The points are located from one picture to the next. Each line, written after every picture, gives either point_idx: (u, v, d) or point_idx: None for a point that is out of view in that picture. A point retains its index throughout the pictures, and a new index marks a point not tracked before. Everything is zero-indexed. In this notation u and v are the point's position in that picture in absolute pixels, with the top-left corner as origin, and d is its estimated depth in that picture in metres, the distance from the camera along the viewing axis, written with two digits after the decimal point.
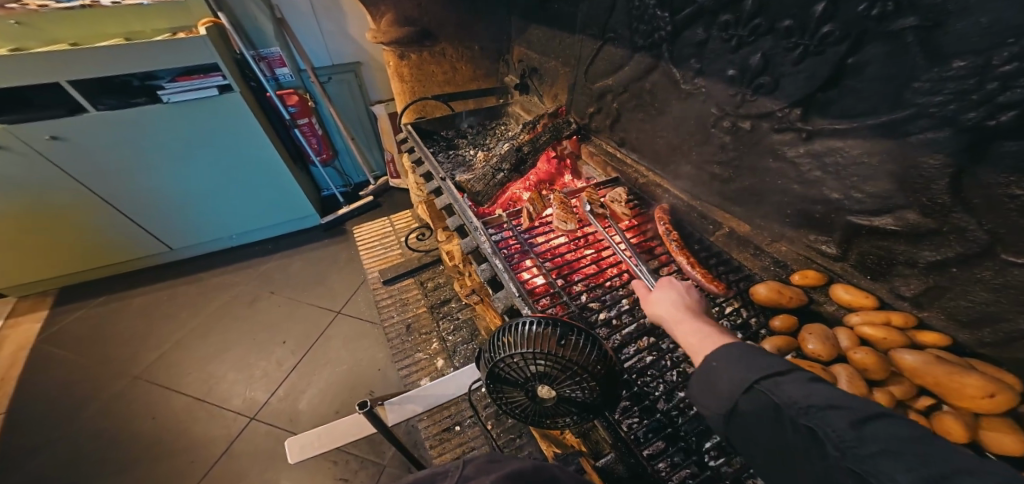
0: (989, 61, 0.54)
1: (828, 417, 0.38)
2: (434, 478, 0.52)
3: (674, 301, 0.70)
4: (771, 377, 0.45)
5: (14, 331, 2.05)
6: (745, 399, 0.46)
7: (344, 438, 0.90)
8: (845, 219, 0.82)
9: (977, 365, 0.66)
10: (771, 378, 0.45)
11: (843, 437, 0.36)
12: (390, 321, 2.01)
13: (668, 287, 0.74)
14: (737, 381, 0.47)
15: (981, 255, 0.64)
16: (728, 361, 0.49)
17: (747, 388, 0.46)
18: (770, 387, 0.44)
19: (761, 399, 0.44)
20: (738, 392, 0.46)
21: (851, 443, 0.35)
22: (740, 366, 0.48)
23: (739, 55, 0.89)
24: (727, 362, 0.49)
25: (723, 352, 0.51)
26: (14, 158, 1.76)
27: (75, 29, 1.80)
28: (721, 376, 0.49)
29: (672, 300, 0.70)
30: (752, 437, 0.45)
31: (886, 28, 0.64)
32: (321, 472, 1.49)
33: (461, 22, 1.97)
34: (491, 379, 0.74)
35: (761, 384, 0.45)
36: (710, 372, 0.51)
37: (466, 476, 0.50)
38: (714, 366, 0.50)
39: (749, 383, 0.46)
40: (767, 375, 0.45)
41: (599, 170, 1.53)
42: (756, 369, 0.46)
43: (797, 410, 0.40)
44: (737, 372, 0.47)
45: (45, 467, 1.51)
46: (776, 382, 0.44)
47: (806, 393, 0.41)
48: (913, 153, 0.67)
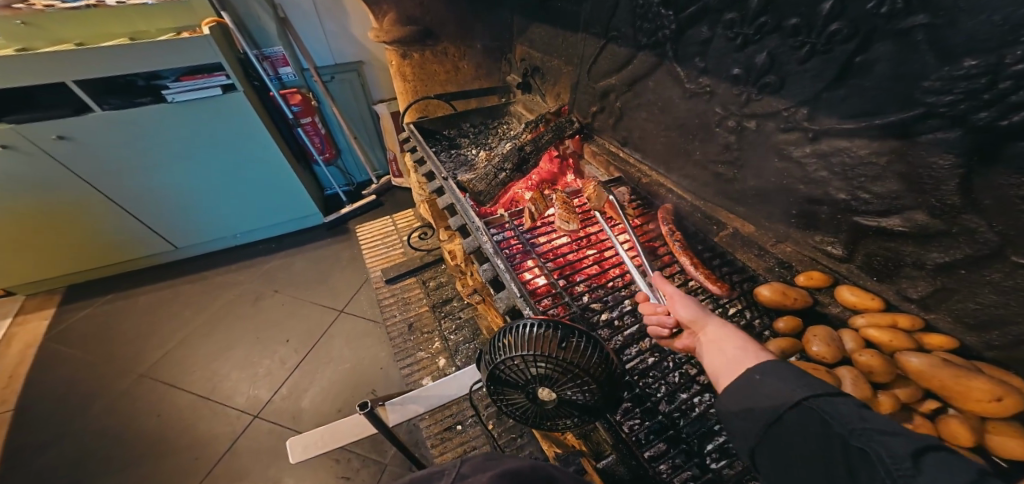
0: (1002, 59, 0.53)
1: (885, 441, 0.36)
2: (432, 477, 0.51)
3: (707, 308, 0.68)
4: (824, 396, 0.44)
5: (23, 328, 2.08)
6: (792, 413, 0.44)
7: (346, 438, 0.90)
8: (851, 220, 0.81)
9: (984, 369, 0.65)
10: (825, 396, 0.44)
11: (899, 463, 0.34)
12: (393, 321, 2.01)
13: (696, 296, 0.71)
14: (782, 395, 0.46)
15: (990, 257, 0.63)
16: (776, 376, 0.48)
17: (794, 403, 0.44)
18: (821, 405, 0.43)
19: (807, 415, 0.43)
20: (785, 405, 0.45)
21: (907, 470, 0.33)
22: (789, 381, 0.47)
23: (744, 54, 0.88)
24: (772, 376, 0.49)
25: (769, 367, 0.50)
26: (21, 158, 1.78)
27: (81, 29, 1.81)
28: (766, 389, 0.48)
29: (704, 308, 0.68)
30: (787, 450, 0.43)
31: (895, 26, 0.63)
32: (323, 470, 1.50)
33: (464, 21, 1.97)
34: (491, 380, 0.73)
35: (811, 400, 0.44)
36: (751, 384, 0.50)
37: (462, 475, 0.50)
38: (758, 379, 0.50)
39: (798, 398, 0.45)
40: (819, 393, 0.44)
41: (602, 170, 1.52)
42: (808, 386, 0.45)
43: (848, 429, 0.39)
44: (786, 386, 0.46)
45: (52, 463, 1.52)
46: (830, 401, 0.43)
47: (863, 416, 0.40)
48: (921, 153, 0.65)
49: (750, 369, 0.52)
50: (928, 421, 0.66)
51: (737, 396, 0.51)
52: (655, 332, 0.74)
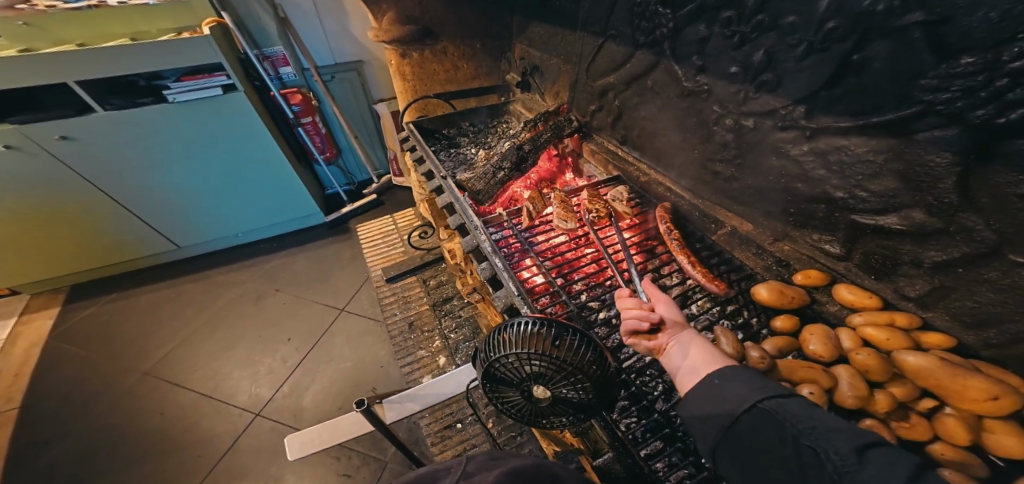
0: (999, 56, 0.52)
1: (833, 440, 0.39)
2: (436, 474, 0.52)
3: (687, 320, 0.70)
4: (775, 397, 0.46)
5: (28, 327, 2.10)
6: (747, 415, 0.46)
7: (344, 436, 0.92)
8: (849, 218, 0.81)
9: (981, 368, 0.64)
10: (775, 397, 0.46)
11: (845, 458, 0.37)
12: (393, 319, 2.02)
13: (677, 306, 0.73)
14: (738, 398, 0.48)
15: (988, 256, 0.63)
16: (730, 380, 0.51)
17: (749, 406, 0.47)
18: (773, 406, 0.45)
19: (762, 417, 0.45)
20: (739, 408, 0.47)
21: (851, 465, 0.37)
22: (745, 385, 0.49)
23: (742, 52, 0.88)
24: (730, 380, 0.51)
25: (728, 371, 0.53)
26: (25, 158, 1.80)
27: (83, 30, 1.82)
28: (723, 392, 0.51)
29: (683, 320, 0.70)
30: (745, 452, 0.45)
31: (892, 23, 0.62)
32: (324, 468, 1.51)
33: (463, 21, 1.97)
34: (486, 378, 0.74)
35: (764, 403, 0.46)
36: (709, 388, 0.52)
37: (467, 473, 0.50)
38: (717, 383, 0.52)
39: (751, 401, 0.47)
40: (771, 395, 0.47)
41: (600, 168, 1.52)
42: (761, 389, 0.48)
43: (801, 430, 0.42)
44: (740, 391, 0.49)
45: (58, 461, 1.54)
46: (779, 402, 0.46)
47: (811, 414, 0.43)
48: (918, 151, 0.65)
49: (710, 374, 0.55)
50: (925, 419, 0.66)
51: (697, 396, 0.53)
52: (631, 327, 0.66)
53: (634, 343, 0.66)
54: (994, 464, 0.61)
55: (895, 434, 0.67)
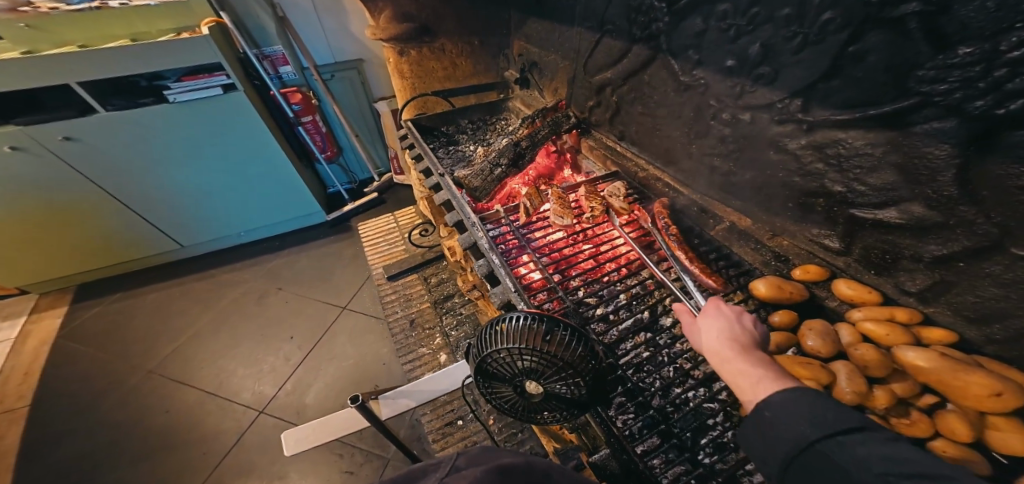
0: (997, 46, 0.52)
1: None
2: (427, 470, 0.53)
3: (719, 329, 0.63)
4: (834, 436, 0.42)
5: (37, 326, 2.13)
6: (806, 457, 0.43)
7: (339, 432, 0.92)
8: (848, 213, 0.80)
9: (983, 364, 0.64)
10: (834, 435, 0.42)
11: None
12: (394, 317, 2.03)
13: (716, 314, 0.66)
14: (793, 435, 0.45)
15: (990, 249, 0.61)
16: (786, 414, 0.47)
17: (806, 447, 0.43)
18: (832, 448, 0.41)
19: (820, 458, 0.42)
20: (796, 451, 0.44)
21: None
22: (797, 422, 0.45)
23: (737, 46, 0.87)
24: (783, 412, 0.47)
25: (778, 400, 0.48)
26: (31, 158, 1.82)
27: (86, 30, 1.84)
28: (777, 428, 0.47)
29: (718, 329, 0.63)
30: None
31: (888, 14, 0.61)
32: (328, 465, 1.52)
33: (461, 18, 1.96)
34: (479, 373, 0.74)
35: (823, 443, 0.42)
36: (764, 423, 0.48)
37: (457, 467, 0.51)
38: (768, 417, 0.48)
39: (808, 442, 0.43)
40: (830, 434, 0.42)
41: (598, 164, 1.51)
42: (816, 424, 0.44)
43: (866, 473, 0.38)
44: (795, 429, 0.45)
45: (68, 457, 1.57)
46: (841, 442, 0.41)
47: (880, 457, 0.38)
48: (917, 143, 0.64)
49: (762, 404, 0.50)
50: (925, 415, 0.66)
51: (749, 430, 0.50)
52: None
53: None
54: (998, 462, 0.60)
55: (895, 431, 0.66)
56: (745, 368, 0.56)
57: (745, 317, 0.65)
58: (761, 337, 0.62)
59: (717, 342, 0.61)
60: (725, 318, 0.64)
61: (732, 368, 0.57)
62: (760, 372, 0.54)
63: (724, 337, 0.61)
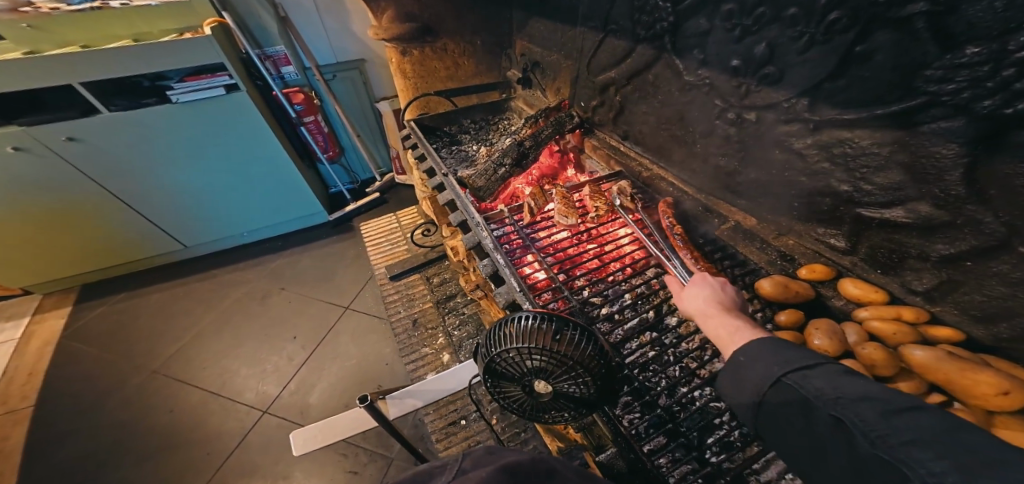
0: (1005, 46, 0.52)
1: (855, 406, 0.39)
2: (433, 471, 0.52)
3: (704, 296, 0.70)
4: (797, 370, 0.46)
5: (41, 326, 2.14)
6: (772, 391, 0.47)
7: (346, 432, 0.93)
8: (854, 212, 0.80)
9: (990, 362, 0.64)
10: (798, 370, 0.46)
11: (872, 425, 0.37)
12: (397, 317, 2.03)
13: (702, 284, 0.73)
14: (764, 373, 0.49)
15: (998, 248, 0.61)
16: (756, 356, 0.51)
17: (774, 381, 0.48)
18: (797, 381, 0.46)
19: (786, 390, 0.46)
20: (766, 385, 0.48)
21: (884, 433, 0.36)
22: (767, 362, 0.49)
23: (743, 45, 0.87)
24: (755, 357, 0.51)
25: (751, 349, 0.53)
26: (34, 159, 1.82)
27: (88, 31, 1.85)
28: (749, 371, 0.51)
29: (703, 296, 0.71)
30: (780, 424, 0.46)
31: (895, 14, 0.61)
32: (331, 464, 1.53)
33: (463, 17, 1.95)
34: (488, 373, 0.74)
35: (789, 377, 0.47)
36: (737, 366, 0.53)
37: (463, 469, 0.51)
38: (741, 361, 0.52)
39: (775, 377, 0.48)
40: (795, 369, 0.47)
41: (602, 163, 1.51)
42: (783, 362, 0.48)
43: (823, 401, 0.42)
44: (765, 367, 0.49)
45: (72, 457, 1.57)
46: (803, 375, 0.45)
47: (834, 386, 0.42)
48: (924, 143, 0.64)
49: (736, 351, 0.55)
50: None
51: (726, 378, 0.54)
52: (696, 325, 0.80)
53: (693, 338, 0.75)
54: None
55: None
56: (725, 324, 0.63)
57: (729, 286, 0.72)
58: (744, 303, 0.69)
59: (703, 306, 0.69)
60: (711, 287, 0.72)
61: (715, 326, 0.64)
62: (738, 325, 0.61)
63: (710, 302, 0.68)
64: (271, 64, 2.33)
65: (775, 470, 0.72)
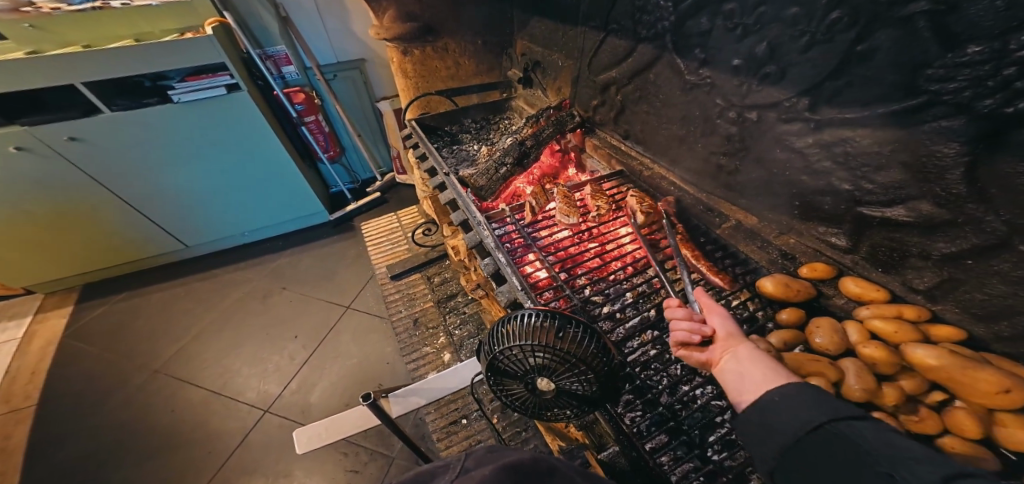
0: (1006, 45, 0.52)
1: (910, 466, 0.36)
2: (436, 471, 0.53)
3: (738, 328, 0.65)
4: (843, 420, 0.43)
5: (43, 326, 2.14)
6: (809, 435, 0.44)
7: (349, 430, 0.93)
8: (855, 211, 0.80)
9: (991, 360, 0.64)
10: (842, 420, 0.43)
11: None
12: (398, 316, 2.04)
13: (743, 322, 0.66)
14: (803, 417, 0.45)
15: (998, 247, 0.62)
16: (794, 396, 0.48)
17: (814, 426, 0.44)
18: (841, 430, 0.42)
19: (827, 436, 0.43)
20: (803, 429, 0.45)
21: None
22: (808, 405, 0.46)
23: (744, 45, 0.87)
24: (791, 396, 0.48)
25: (790, 388, 0.49)
26: (36, 159, 1.83)
27: (89, 31, 1.85)
28: (785, 410, 0.47)
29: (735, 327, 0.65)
30: (811, 472, 0.42)
31: (897, 13, 0.61)
32: (333, 464, 1.53)
33: (464, 17, 1.95)
34: (490, 371, 0.74)
35: (832, 425, 0.43)
36: (770, 405, 0.49)
37: (466, 468, 0.51)
38: (777, 401, 0.49)
39: (817, 422, 0.44)
40: (840, 418, 0.44)
41: (603, 163, 1.51)
42: (827, 409, 0.45)
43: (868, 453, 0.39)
44: (804, 409, 0.46)
45: (74, 457, 1.57)
46: (850, 425, 0.42)
47: (885, 440, 0.40)
48: (924, 142, 0.65)
49: (769, 391, 0.51)
50: (933, 411, 0.66)
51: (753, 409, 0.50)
52: (681, 339, 0.64)
53: (686, 356, 0.63)
54: (1007, 459, 0.61)
55: (904, 427, 0.67)
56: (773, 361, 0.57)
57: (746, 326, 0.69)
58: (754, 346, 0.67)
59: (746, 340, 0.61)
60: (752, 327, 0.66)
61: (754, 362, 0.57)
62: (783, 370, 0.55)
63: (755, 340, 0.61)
64: (271, 64, 2.33)
65: None
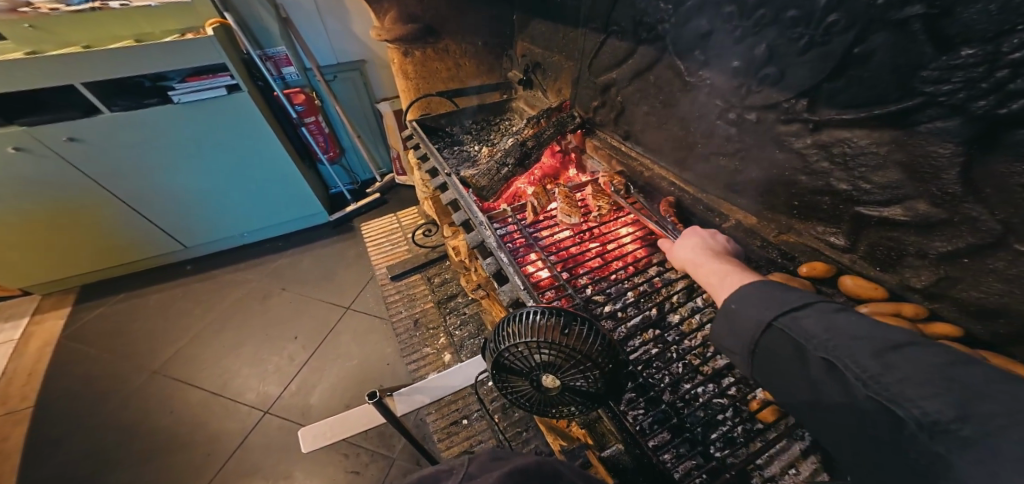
0: (999, 48, 0.53)
1: (847, 349, 0.43)
2: (440, 476, 0.52)
3: (693, 245, 0.83)
4: (789, 313, 0.50)
5: (40, 327, 2.12)
6: (767, 336, 0.52)
7: (354, 429, 0.93)
8: (853, 210, 0.81)
9: (988, 356, 0.65)
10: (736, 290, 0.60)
11: (862, 366, 0.41)
12: (398, 317, 2.05)
13: (691, 235, 0.86)
14: (757, 318, 0.53)
15: (994, 246, 0.63)
16: (745, 303, 0.56)
17: (766, 327, 0.52)
18: (786, 323, 0.50)
19: (780, 333, 0.50)
20: (759, 331, 0.52)
21: (872, 372, 0.40)
22: (759, 308, 0.53)
23: (744, 46, 0.89)
24: (744, 303, 0.56)
25: (743, 294, 0.57)
26: (33, 159, 1.82)
27: (91, 31, 1.85)
28: (745, 315, 0.55)
29: (692, 244, 0.83)
30: (771, 365, 0.51)
31: (892, 16, 0.63)
32: (333, 466, 1.52)
33: (465, 19, 1.97)
34: (496, 368, 0.75)
35: (779, 320, 0.51)
36: (729, 314, 0.58)
37: (469, 474, 0.51)
38: (733, 309, 0.57)
39: (768, 322, 0.52)
40: (786, 311, 0.51)
41: (604, 164, 1.52)
42: (774, 306, 0.52)
43: (816, 345, 0.46)
44: (756, 312, 0.53)
45: (72, 459, 1.56)
46: (794, 317, 0.50)
47: (824, 327, 0.46)
48: (920, 142, 0.66)
49: (728, 301, 0.60)
50: None
51: (722, 324, 0.58)
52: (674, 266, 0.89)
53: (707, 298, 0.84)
54: None
55: None
56: (721, 265, 0.72)
57: (715, 237, 0.84)
58: (729, 249, 0.81)
59: (692, 253, 0.80)
60: (699, 234, 0.86)
61: (705, 267, 0.75)
62: (728, 267, 0.71)
63: (699, 247, 0.81)
64: (272, 64, 2.34)
65: (778, 465, 0.73)
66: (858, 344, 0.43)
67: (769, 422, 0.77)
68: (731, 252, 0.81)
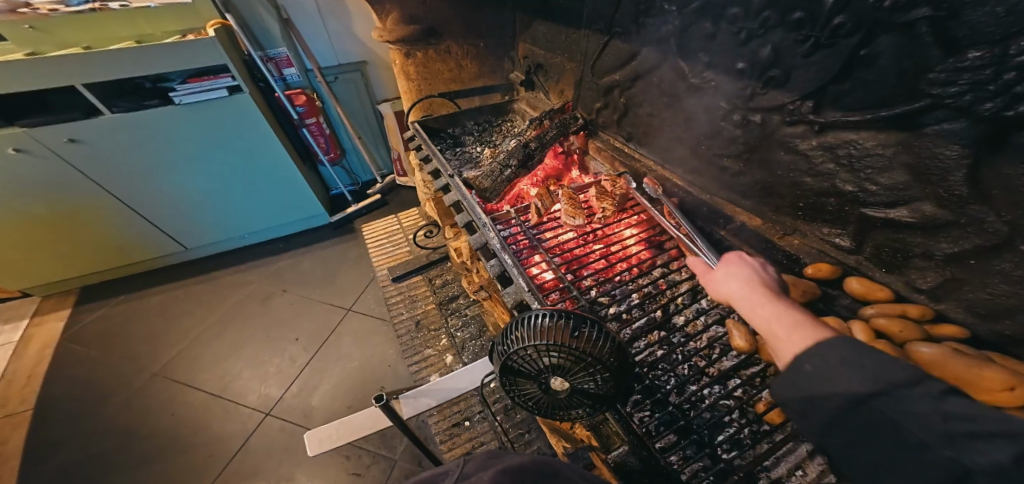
0: (1006, 50, 0.53)
1: (979, 446, 0.35)
2: (436, 478, 0.52)
3: (739, 277, 0.73)
4: (892, 391, 0.43)
5: (39, 329, 2.11)
6: (858, 410, 0.45)
7: (359, 432, 0.93)
8: (859, 212, 0.82)
9: (997, 359, 0.65)
10: (812, 351, 0.51)
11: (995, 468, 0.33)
12: (400, 318, 2.04)
13: (734, 265, 0.77)
14: (845, 389, 0.46)
15: (1000, 248, 0.63)
16: (824, 366, 0.49)
17: (859, 401, 0.44)
18: (888, 402, 0.43)
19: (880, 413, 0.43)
20: (847, 404, 0.45)
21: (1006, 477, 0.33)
22: (848, 377, 0.46)
23: (748, 49, 0.89)
24: (824, 366, 0.49)
25: (820, 356, 0.50)
26: (33, 160, 1.81)
27: (91, 32, 1.85)
28: (828, 381, 0.48)
29: (737, 277, 0.74)
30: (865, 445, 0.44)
31: (899, 19, 0.63)
32: (335, 468, 1.52)
33: (467, 20, 1.97)
34: (503, 371, 0.74)
35: (877, 398, 0.44)
36: (802, 376, 0.50)
37: (465, 474, 0.50)
38: (808, 371, 0.50)
39: (859, 396, 0.44)
40: (887, 389, 0.43)
41: (607, 165, 1.52)
42: (869, 378, 0.44)
43: (934, 436, 0.38)
44: (842, 381, 0.46)
45: (72, 462, 1.55)
46: (898, 397, 0.42)
47: (942, 414, 0.39)
48: (926, 144, 0.66)
49: (800, 360, 0.52)
50: None
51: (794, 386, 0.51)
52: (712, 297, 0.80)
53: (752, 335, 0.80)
54: None
55: None
56: (778, 307, 0.63)
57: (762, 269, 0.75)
58: (777, 282, 0.73)
59: (741, 288, 0.71)
60: (748, 264, 0.76)
61: (758, 308, 0.66)
62: (793, 312, 0.61)
63: (747, 281, 0.72)
64: (273, 65, 2.33)
65: (785, 467, 0.73)
66: (993, 442, 0.35)
67: (776, 424, 0.77)
68: (780, 286, 0.72)
